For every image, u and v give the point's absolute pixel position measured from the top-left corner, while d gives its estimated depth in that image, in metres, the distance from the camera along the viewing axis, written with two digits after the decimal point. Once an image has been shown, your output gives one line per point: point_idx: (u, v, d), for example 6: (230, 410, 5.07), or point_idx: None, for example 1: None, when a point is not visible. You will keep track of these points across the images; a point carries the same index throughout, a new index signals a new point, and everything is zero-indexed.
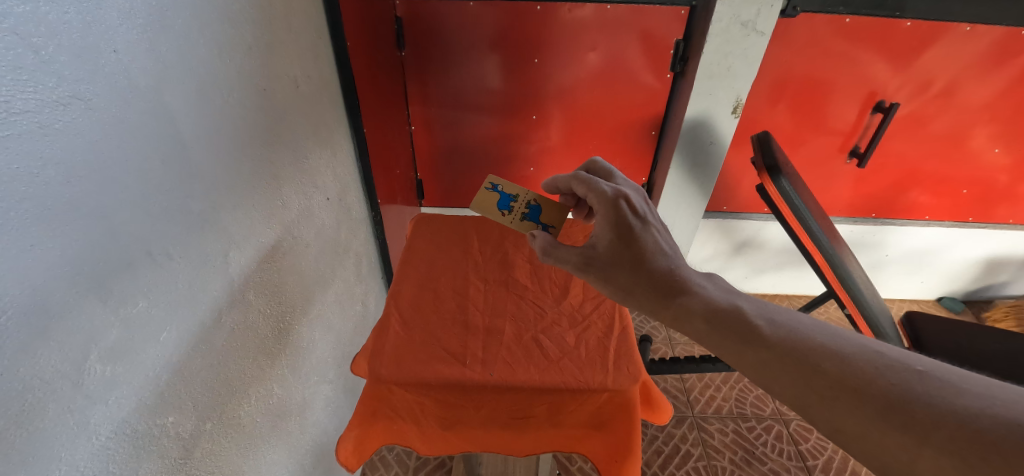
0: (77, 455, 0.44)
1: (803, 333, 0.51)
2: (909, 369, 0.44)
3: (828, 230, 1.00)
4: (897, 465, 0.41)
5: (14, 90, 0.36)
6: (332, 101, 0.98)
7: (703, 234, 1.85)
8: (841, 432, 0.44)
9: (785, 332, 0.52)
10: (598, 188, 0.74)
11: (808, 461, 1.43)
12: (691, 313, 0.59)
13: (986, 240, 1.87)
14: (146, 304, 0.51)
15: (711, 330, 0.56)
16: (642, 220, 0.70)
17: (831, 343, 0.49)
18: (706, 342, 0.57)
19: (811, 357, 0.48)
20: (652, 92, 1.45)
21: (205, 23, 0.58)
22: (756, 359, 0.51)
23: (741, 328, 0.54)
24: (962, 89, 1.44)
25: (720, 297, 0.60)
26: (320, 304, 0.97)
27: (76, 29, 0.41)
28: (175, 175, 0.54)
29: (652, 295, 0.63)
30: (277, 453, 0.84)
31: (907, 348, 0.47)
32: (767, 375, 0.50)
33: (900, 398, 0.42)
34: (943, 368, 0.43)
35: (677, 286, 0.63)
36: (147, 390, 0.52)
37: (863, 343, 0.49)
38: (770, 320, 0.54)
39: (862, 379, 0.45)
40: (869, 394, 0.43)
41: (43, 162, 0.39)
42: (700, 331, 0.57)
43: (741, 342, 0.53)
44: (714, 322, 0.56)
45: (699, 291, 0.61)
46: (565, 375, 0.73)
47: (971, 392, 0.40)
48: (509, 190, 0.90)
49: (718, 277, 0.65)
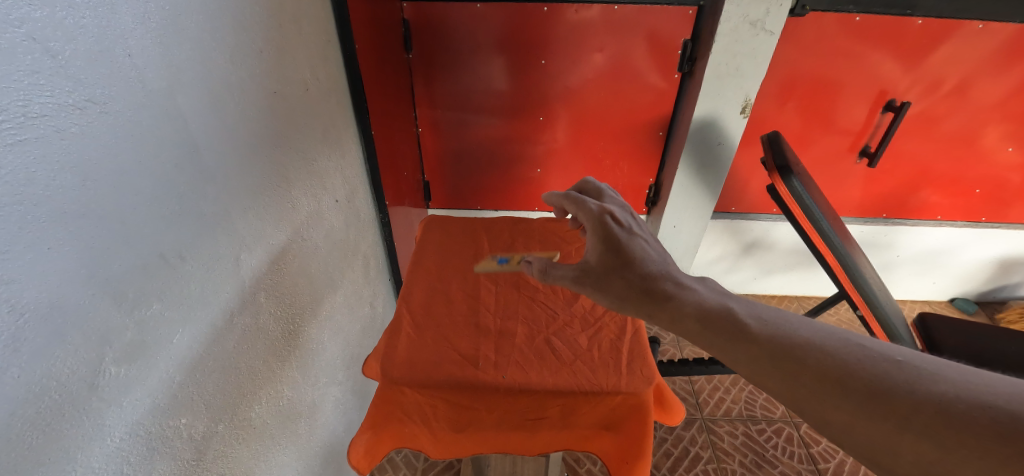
0: (92, 456, 0.44)
1: (791, 329, 0.50)
2: (888, 360, 0.43)
3: (840, 230, 0.99)
4: (881, 452, 0.40)
5: (31, 94, 0.37)
6: (341, 103, 0.98)
7: (712, 235, 1.84)
8: (828, 424, 0.43)
9: (774, 328, 0.51)
10: (585, 207, 0.77)
11: (820, 465, 1.41)
12: (684, 314, 0.57)
13: (1000, 240, 1.84)
14: (160, 307, 0.51)
15: (704, 330, 0.55)
16: (628, 231, 0.72)
17: (816, 337, 0.48)
18: (701, 343, 0.55)
19: (798, 352, 0.47)
20: (660, 93, 1.44)
21: (218, 27, 0.59)
22: (748, 357, 0.50)
23: (733, 326, 0.53)
24: (975, 87, 1.42)
25: (712, 298, 0.58)
26: (329, 307, 0.97)
27: (92, 34, 0.42)
28: (187, 178, 0.54)
29: (643, 298, 0.62)
30: (287, 455, 0.84)
31: (888, 340, 0.46)
32: (758, 373, 0.49)
33: (882, 387, 0.41)
34: (923, 358, 0.42)
35: (666, 286, 0.62)
36: (160, 392, 0.52)
37: (845, 336, 0.47)
38: (758, 316, 0.53)
39: (846, 369, 0.44)
40: (855, 384, 0.42)
41: (60, 165, 0.39)
42: (693, 332, 0.56)
43: (732, 340, 0.52)
44: (705, 322, 0.55)
45: (690, 290, 0.60)
46: (578, 377, 0.73)
47: (948, 380, 0.40)
48: (520, 258, 0.91)
49: (709, 278, 0.64)
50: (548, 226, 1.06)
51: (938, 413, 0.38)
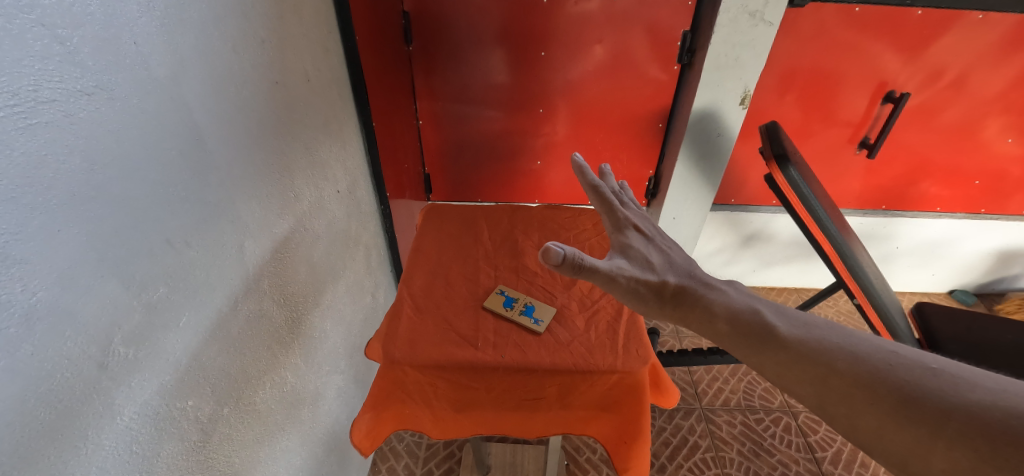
0: (103, 434, 0.46)
1: (822, 335, 0.51)
2: (921, 366, 0.44)
3: (837, 219, 0.99)
4: (909, 458, 0.40)
5: (41, 79, 0.38)
6: (342, 95, 0.99)
7: (711, 227, 1.84)
8: (858, 431, 0.44)
9: (803, 332, 0.52)
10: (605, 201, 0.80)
11: (818, 453, 1.42)
12: (711, 315, 0.59)
13: (1000, 231, 1.84)
14: (167, 291, 0.52)
15: (732, 332, 0.56)
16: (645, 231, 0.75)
17: (848, 344, 0.49)
18: (729, 346, 0.57)
19: (828, 356, 0.48)
20: (660, 85, 1.45)
21: (221, 17, 0.59)
22: (776, 361, 0.51)
23: (761, 329, 0.54)
24: (975, 78, 1.42)
25: (740, 301, 0.60)
26: (331, 295, 0.99)
27: (99, 21, 0.42)
28: (192, 165, 0.55)
29: (668, 297, 0.64)
30: (291, 440, 0.85)
31: (923, 349, 0.46)
32: (786, 375, 0.50)
33: (914, 394, 0.42)
34: (957, 367, 0.43)
35: (694, 287, 0.63)
36: (168, 374, 0.54)
37: (878, 344, 0.48)
38: (790, 319, 0.55)
39: (876, 375, 0.44)
40: (885, 390, 0.43)
41: (70, 149, 0.40)
42: (721, 333, 0.57)
43: (760, 343, 0.53)
44: (733, 325, 0.57)
45: (717, 292, 0.62)
46: (576, 357, 0.74)
47: (983, 387, 0.40)
48: (516, 293, 0.85)
49: (739, 283, 0.65)
50: (548, 213, 1.07)
51: (969, 420, 0.38)
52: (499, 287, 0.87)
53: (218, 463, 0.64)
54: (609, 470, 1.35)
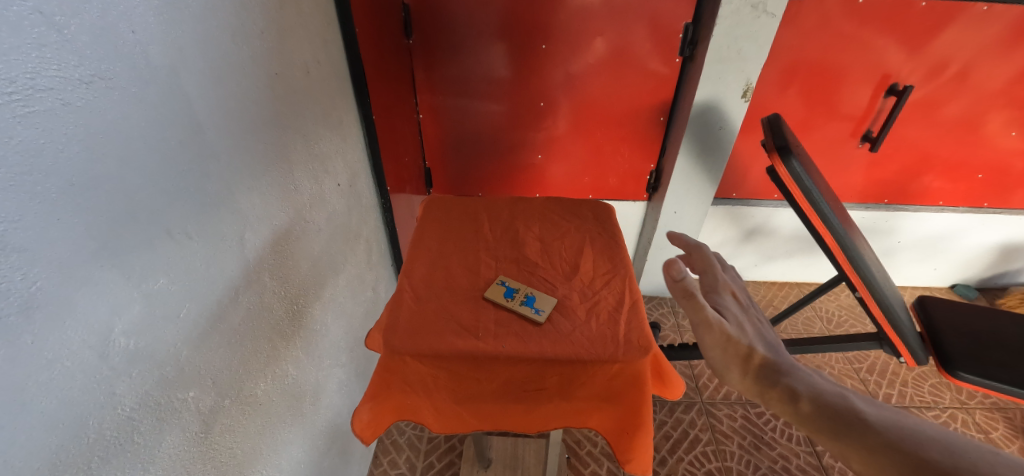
0: (103, 424, 0.46)
1: (926, 431, 0.40)
2: None
3: (840, 212, 0.98)
4: None
5: (39, 67, 0.37)
6: (341, 87, 0.98)
7: (712, 221, 1.84)
8: None
9: (901, 425, 0.42)
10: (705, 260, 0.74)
11: (818, 447, 1.42)
12: (793, 390, 0.49)
13: (1002, 225, 1.84)
14: (167, 281, 0.52)
15: (816, 411, 0.46)
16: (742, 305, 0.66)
17: (955, 444, 0.38)
18: (807, 429, 0.46)
19: (932, 455, 0.38)
20: (661, 78, 1.44)
21: (219, 6, 0.59)
22: (860, 449, 0.41)
23: (852, 414, 0.44)
24: (979, 70, 1.41)
25: (831, 386, 0.49)
26: (332, 288, 0.99)
27: (96, 9, 0.42)
28: (191, 156, 0.55)
29: (753, 366, 0.53)
30: (293, 432, 0.86)
31: None
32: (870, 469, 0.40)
33: None
34: None
35: (783, 362, 0.53)
36: (169, 365, 0.54)
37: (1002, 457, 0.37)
38: (895, 414, 0.44)
39: None
40: None
41: (68, 138, 0.40)
42: (800, 410, 0.47)
43: (847, 427, 0.43)
44: (823, 406, 0.46)
45: (809, 372, 0.52)
46: (577, 347, 0.74)
47: None
48: (516, 284, 0.85)
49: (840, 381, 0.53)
50: (548, 205, 1.07)
51: None
52: (500, 277, 0.86)
53: (220, 454, 0.64)
54: (609, 463, 1.35)
